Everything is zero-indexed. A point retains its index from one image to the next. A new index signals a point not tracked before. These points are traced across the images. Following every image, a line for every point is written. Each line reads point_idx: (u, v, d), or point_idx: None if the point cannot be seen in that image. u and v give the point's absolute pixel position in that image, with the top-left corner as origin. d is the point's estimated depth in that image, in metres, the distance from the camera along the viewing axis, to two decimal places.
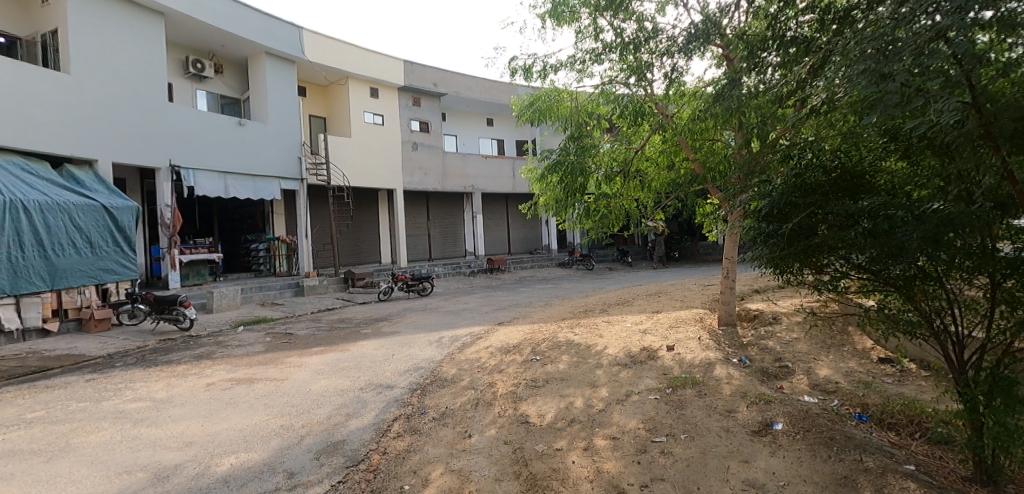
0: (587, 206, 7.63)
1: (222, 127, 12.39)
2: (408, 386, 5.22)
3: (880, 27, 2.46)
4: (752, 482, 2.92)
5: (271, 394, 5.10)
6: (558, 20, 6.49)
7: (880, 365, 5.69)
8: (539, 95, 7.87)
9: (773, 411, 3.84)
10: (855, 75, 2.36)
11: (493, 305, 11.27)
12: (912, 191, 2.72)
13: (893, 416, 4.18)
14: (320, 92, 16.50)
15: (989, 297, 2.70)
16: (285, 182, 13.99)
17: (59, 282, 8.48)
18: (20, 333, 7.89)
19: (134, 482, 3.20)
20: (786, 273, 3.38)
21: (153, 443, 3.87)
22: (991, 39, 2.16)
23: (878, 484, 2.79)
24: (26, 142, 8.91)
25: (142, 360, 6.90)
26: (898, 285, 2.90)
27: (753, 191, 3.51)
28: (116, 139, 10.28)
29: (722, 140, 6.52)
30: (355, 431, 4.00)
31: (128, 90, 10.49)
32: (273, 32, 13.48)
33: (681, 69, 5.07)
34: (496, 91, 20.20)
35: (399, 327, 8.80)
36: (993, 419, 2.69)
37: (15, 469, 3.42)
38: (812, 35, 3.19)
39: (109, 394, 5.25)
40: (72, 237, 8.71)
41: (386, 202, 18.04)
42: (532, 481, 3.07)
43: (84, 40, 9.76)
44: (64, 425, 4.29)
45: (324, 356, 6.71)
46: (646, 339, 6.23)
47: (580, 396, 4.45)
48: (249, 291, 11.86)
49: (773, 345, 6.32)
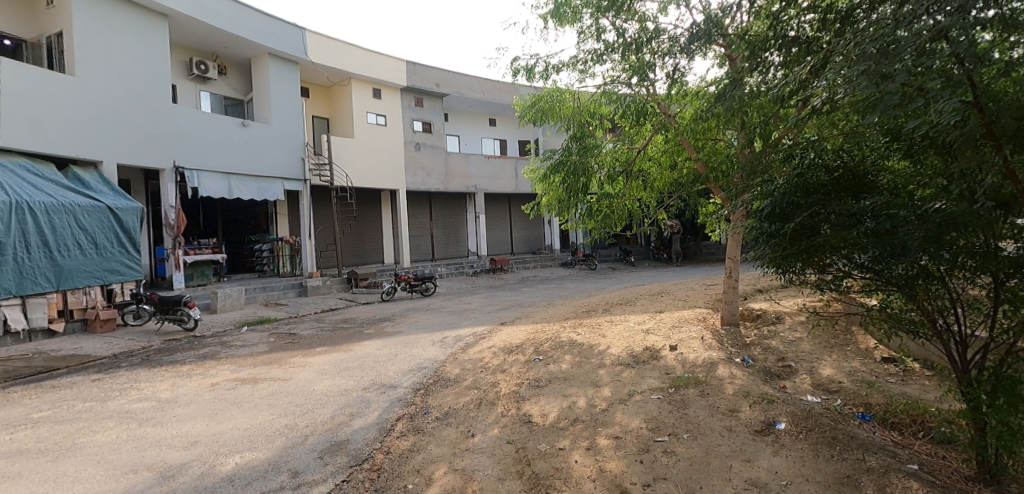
0: (589, 207, 7.63)
1: (226, 128, 12.45)
2: (411, 386, 5.24)
3: (881, 27, 2.47)
4: (754, 482, 2.93)
5: (275, 393, 5.12)
6: (560, 20, 6.51)
7: (883, 365, 5.67)
8: (541, 95, 7.88)
9: (776, 411, 3.85)
10: (855, 76, 2.36)
11: (496, 305, 11.28)
12: (915, 190, 2.70)
13: (896, 415, 4.17)
14: (323, 92, 16.55)
15: (992, 297, 2.69)
16: (288, 183, 14.02)
17: (65, 283, 8.56)
18: (26, 333, 7.98)
19: (139, 481, 3.23)
20: (788, 273, 3.38)
21: (159, 442, 3.90)
22: (994, 38, 2.16)
23: (880, 484, 2.79)
24: (32, 143, 8.96)
25: (147, 360, 6.94)
26: (900, 285, 2.89)
27: (755, 191, 3.53)
28: (121, 140, 10.34)
29: (724, 140, 6.54)
30: (358, 431, 4.02)
31: (132, 91, 10.55)
32: (276, 33, 13.53)
33: (684, 69, 5.08)
34: (498, 91, 20.17)
35: (403, 327, 8.84)
36: (996, 419, 2.70)
37: (23, 468, 3.45)
38: (814, 35, 3.18)
39: (115, 394, 5.29)
40: (77, 238, 8.77)
41: (389, 202, 18.13)
42: (535, 480, 3.08)
43: (88, 42, 9.81)
44: (71, 425, 4.33)
45: (328, 356, 6.74)
46: (648, 339, 6.23)
47: (583, 396, 4.46)
48: (252, 290, 11.90)
49: (776, 344, 6.31)
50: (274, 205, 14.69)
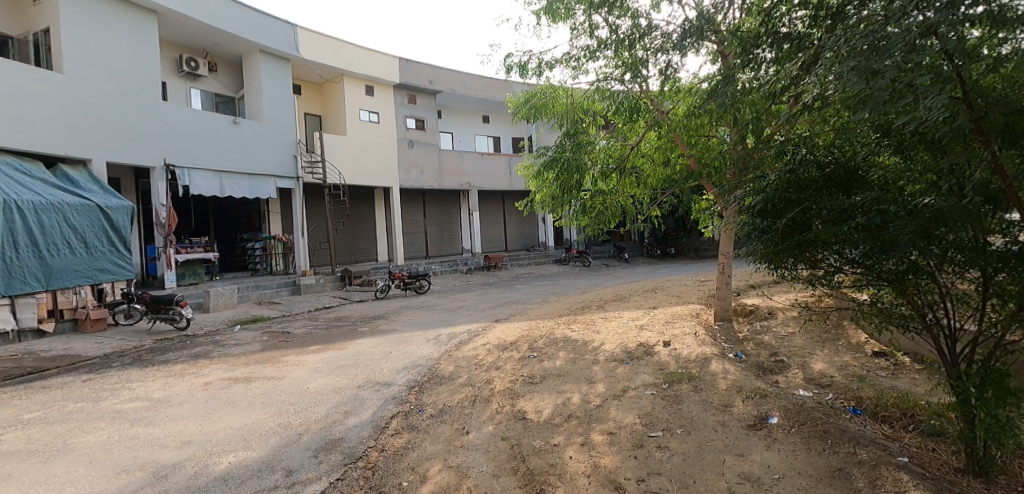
0: (583, 203, 7.67)
1: (218, 126, 12.35)
2: (405, 383, 5.24)
3: (872, 23, 2.47)
4: (747, 476, 2.94)
5: (269, 392, 5.10)
6: (553, 17, 6.49)
7: (874, 359, 5.74)
8: (535, 92, 7.87)
9: (768, 405, 3.88)
10: (845, 72, 2.37)
11: (491, 302, 11.28)
12: (905, 186, 2.73)
13: (887, 409, 4.21)
14: (315, 90, 16.44)
15: (981, 291, 2.72)
16: (280, 181, 13.95)
17: (54, 282, 8.45)
18: (15, 333, 7.88)
19: (133, 481, 3.21)
20: (780, 268, 3.41)
21: (151, 442, 3.88)
22: (982, 34, 2.18)
23: (871, 476, 2.82)
24: (20, 142, 8.86)
25: (139, 360, 6.89)
26: (890, 280, 2.91)
27: (747, 186, 3.52)
28: (111, 139, 10.24)
29: (717, 136, 6.55)
30: (352, 429, 4.01)
31: (121, 89, 10.43)
32: (267, 30, 13.41)
33: (676, 65, 5.09)
34: (491, 88, 20.12)
35: (397, 325, 8.85)
36: (984, 412, 2.74)
37: (13, 470, 3.42)
38: (806, 31, 3.16)
39: (106, 394, 5.24)
40: (66, 237, 8.66)
41: (382, 199, 18.04)
42: (529, 476, 3.09)
43: (76, 38, 9.69)
44: (62, 426, 4.28)
45: (321, 355, 6.72)
46: (642, 335, 6.26)
47: (577, 392, 4.48)
48: (246, 289, 11.86)
49: (768, 339, 6.37)
50: (266, 203, 14.61)
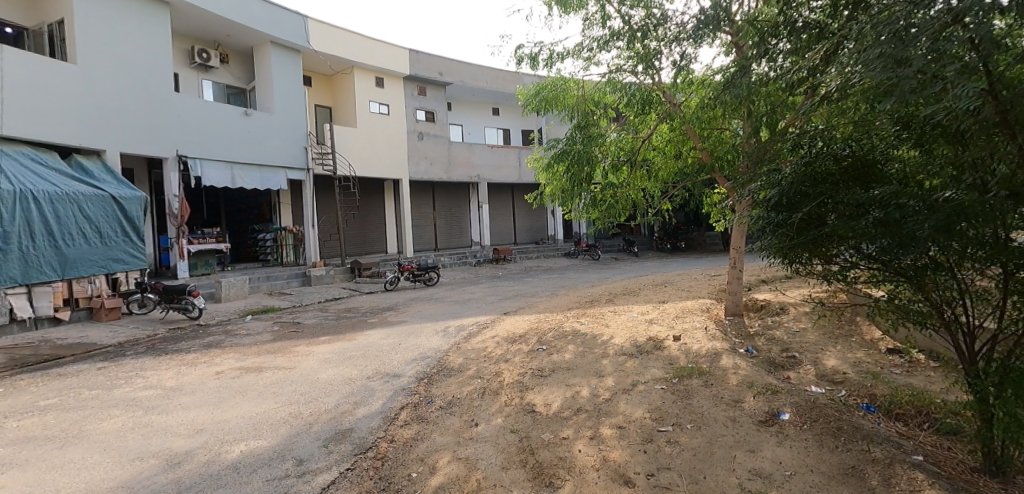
0: (593, 196, 7.58)
1: (230, 118, 12.42)
2: (414, 375, 5.25)
3: (894, 12, 2.42)
4: (758, 472, 2.91)
5: (279, 382, 5.14)
6: (565, 8, 6.41)
7: (888, 356, 5.66)
8: (546, 84, 7.74)
9: (780, 402, 3.84)
10: (869, 60, 2.32)
11: (499, 295, 11.30)
12: (924, 180, 2.64)
13: (901, 407, 4.15)
14: (326, 81, 16.45)
15: (1001, 287, 2.64)
16: (291, 172, 14.01)
17: (70, 272, 8.58)
18: (32, 321, 8.04)
19: (146, 468, 3.26)
20: (794, 264, 3.33)
21: (164, 430, 3.93)
22: (1009, 23, 2.10)
23: (885, 475, 2.78)
24: (36, 133, 8.97)
25: (152, 348, 6.99)
26: (908, 276, 2.86)
27: (761, 179, 3.45)
28: (123, 130, 10.32)
29: (731, 129, 6.49)
30: (362, 420, 4.03)
31: (134, 81, 10.49)
32: (278, 21, 13.41)
33: (690, 56, 5.03)
34: (501, 80, 20.01)
35: (406, 316, 8.90)
36: (1003, 411, 2.65)
37: (30, 455, 3.48)
38: (824, 20, 3.11)
39: (120, 382, 5.32)
40: (81, 227, 8.78)
41: (392, 191, 18.15)
42: (538, 469, 3.09)
43: (89, 30, 9.74)
44: (76, 413, 4.35)
45: (332, 345, 6.77)
46: (651, 329, 6.24)
47: (586, 386, 4.47)
48: (257, 280, 11.98)
49: (779, 335, 6.30)
50: (278, 195, 14.71)
